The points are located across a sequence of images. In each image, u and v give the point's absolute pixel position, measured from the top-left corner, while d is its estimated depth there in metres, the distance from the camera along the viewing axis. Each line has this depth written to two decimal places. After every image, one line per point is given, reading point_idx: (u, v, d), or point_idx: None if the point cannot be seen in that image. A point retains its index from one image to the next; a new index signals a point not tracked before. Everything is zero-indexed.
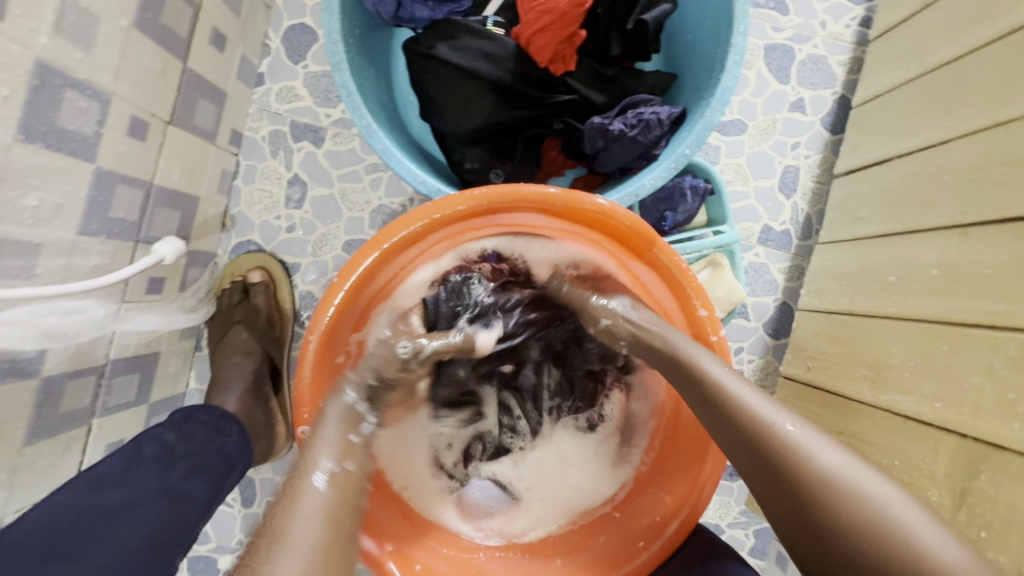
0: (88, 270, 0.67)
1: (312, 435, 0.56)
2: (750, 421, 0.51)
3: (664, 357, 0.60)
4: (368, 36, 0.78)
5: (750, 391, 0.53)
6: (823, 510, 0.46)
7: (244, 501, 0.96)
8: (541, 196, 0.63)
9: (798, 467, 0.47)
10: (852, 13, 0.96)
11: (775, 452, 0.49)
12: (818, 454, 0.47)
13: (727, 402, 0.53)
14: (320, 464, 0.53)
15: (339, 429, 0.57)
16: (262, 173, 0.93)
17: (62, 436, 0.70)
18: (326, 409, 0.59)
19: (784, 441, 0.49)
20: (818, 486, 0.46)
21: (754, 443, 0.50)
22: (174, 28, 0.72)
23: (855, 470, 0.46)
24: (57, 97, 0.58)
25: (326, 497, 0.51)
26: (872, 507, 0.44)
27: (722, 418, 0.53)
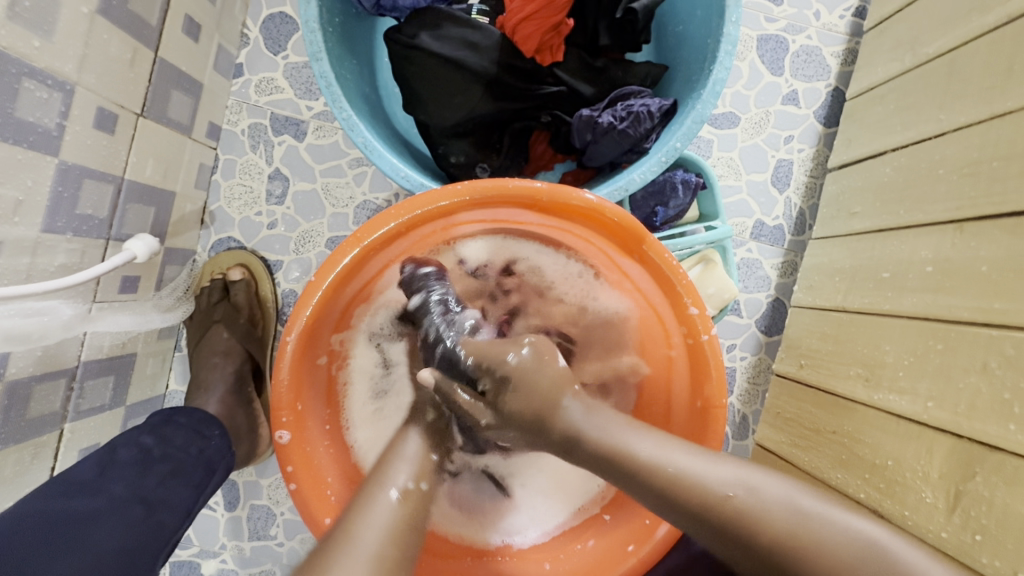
0: (54, 269, 0.65)
1: (392, 453, 0.57)
2: (698, 497, 0.49)
3: (588, 453, 0.52)
4: (349, 25, 0.76)
5: (686, 459, 0.51)
6: (796, 561, 0.45)
7: (227, 504, 0.93)
8: (527, 191, 0.60)
9: (761, 527, 0.47)
10: (846, 3, 0.94)
11: (728, 520, 0.48)
12: (771, 507, 0.47)
13: (673, 486, 0.49)
14: (395, 479, 0.53)
15: (420, 449, 0.58)
16: (242, 167, 0.91)
17: (31, 441, 0.67)
18: (407, 431, 0.60)
19: (736, 505, 0.48)
20: (778, 543, 0.46)
21: (705, 516, 0.48)
22: (143, 16, 0.69)
23: (807, 503, 0.47)
24: (14, 87, 0.55)
25: (395, 511, 0.50)
26: (837, 543, 0.45)
27: (668, 504, 0.50)
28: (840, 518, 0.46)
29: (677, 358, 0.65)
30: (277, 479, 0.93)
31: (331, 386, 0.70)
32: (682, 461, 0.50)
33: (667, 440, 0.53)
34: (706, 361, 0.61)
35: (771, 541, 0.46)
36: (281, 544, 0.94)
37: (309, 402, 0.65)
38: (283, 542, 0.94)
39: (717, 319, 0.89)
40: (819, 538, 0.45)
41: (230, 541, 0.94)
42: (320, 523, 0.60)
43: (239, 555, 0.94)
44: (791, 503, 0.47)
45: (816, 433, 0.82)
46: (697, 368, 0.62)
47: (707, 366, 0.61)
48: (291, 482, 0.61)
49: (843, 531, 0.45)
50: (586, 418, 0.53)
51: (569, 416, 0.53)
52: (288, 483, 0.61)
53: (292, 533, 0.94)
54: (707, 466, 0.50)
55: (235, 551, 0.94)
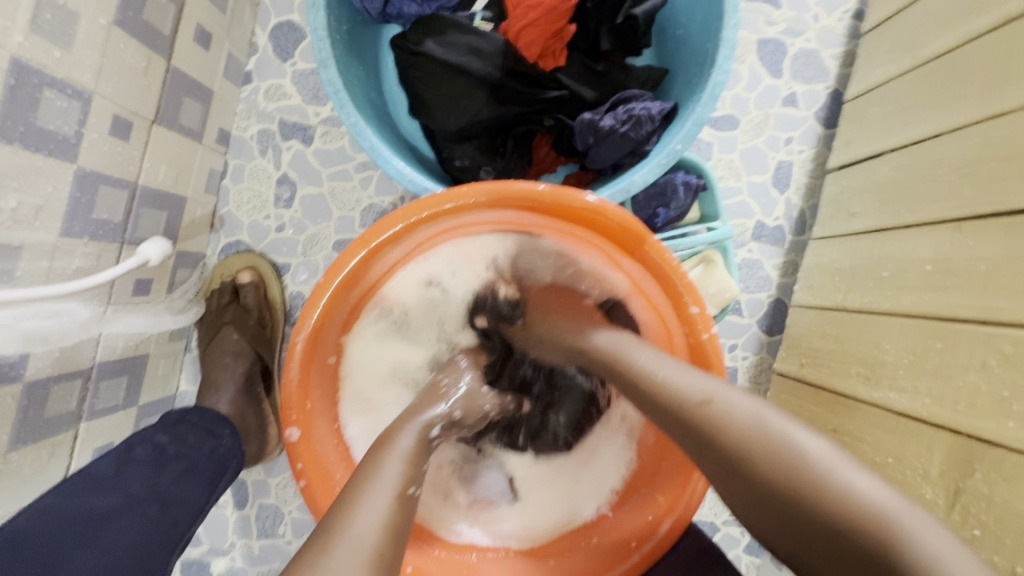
0: (71, 272, 0.67)
1: (388, 445, 0.54)
2: (675, 399, 0.53)
3: (601, 357, 0.62)
4: (356, 32, 0.77)
5: (672, 369, 0.55)
6: (750, 472, 0.47)
7: (236, 503, 0.95)
8: (530, 193, 0.62)
9: (723, 429, 0.49)
10: (845, 6, 0.95)
11: (701, 426, 0.51)
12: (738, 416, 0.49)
13: (658, 389, 0.55)
14: (388, 477, 0.50)
15: (414, 446, 0.55)
16: (251, 172, 0.92)
17: (48, 440, 0.69)
18: (410, 423, 0.58)
19: (706, 409, 0.51)
20: (741, 450, 0.48)
21: (681, 421, 0.52)
22: (157, 26, 0.71)
23: (767, 415, 0.48)
24: (35, 97, 0.57)
25: (391, 514, 0.48)
26: (788, 453, 0.46)
27: (651, 400, 0.55)
28: (794, 434, 0.46)
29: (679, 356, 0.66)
30: (285, 478, 0.95)
31: (340, 385, 0.72)
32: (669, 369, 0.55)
33: (660, 351, 0.59)
34: (709, 361, 0.62)
35: (736, 452, 0.48)
36: (289, 542, 0.95)
37: (318, 401, 0.67)
38: (291, 540, 0.95)
39: (719, 318, 0.90)
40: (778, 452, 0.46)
41: (238, 540, 0.95)
42: None
43: (248, 553, 0.95)
44: (752, 416, 0.48)
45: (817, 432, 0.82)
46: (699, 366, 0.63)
47: (709, 365, 0.62)
48: (301, 479, 0.63)
49: (795, 445, 0.46)
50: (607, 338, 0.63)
51: (588, 338, 0.64)
52: (298, 480, 0.63)
53: (300, 531, 0.95)
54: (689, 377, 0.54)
55: (243, 549, 0.95)
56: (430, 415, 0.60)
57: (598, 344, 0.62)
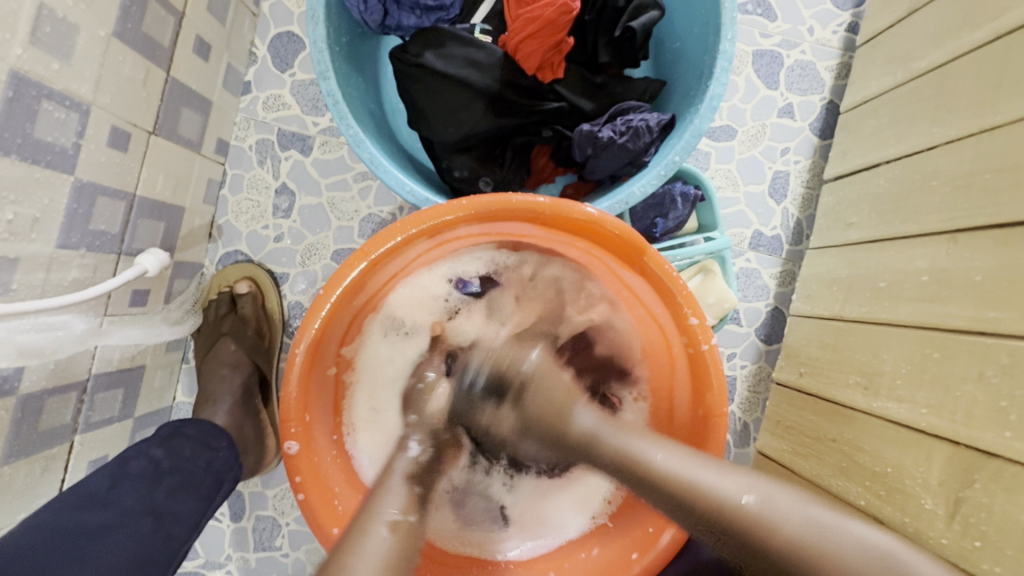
0: (67, 284, 0.66)
1: (381, 487, 0.58)
2: (709, 505, 0.49)
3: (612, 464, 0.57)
4: (355, 44, 0.78)
5: (696, 467, 0.52)
6: (810, 570, 0.44)
7: (233, 515, 0.94)
8: (530, 206, 0.62)
9: (773, 534, 0.46)
10: (839, 19, 0.96)
11: (744, 530, 0.47)
12: (780, 516, 0.46)
13: (686, 493, 0.51)
14: (384, 511, 0.54)
15: (404, 482, 0.59)
16: (249, 182, 0.92)
17: (42, 453, 0.68)
18: (392, 466, 0.62)
19: (748, 512, 0.47)
20: (794, 550, 0.45)
21: (720, 528, 0.48)
22: (156, 37, 0.71)
23: (818, 512, 0.46)
24: (33, 108, 0.56)
25: (387, 544, 0.51)
26: (849, 552, 0.43)
27: (680, 509, 0.51)
28: (851, 531, 0.44)
29: (679, 366, 0.66)
30: (283, 489, 0.94)
31: (339, 396, 0.71)
32: (692, 468, 0.52)
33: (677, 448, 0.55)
34: (707, 369, 0.62)
35: (790, 552, 0.45)
36: (286, 555, 0.94)
37: (317, 413, 0.66)
38: (288, 552, 0.94)
39: (717, 328, 0.90)
40: (835, 548, 0.44)
41: (235, 552, 0.94)
42: (327, 533, 0.61)
43: (244, 567, 0.94)
44: (801, 513, 0.46)
45: (817, 441, 0.82)
46: (699, 377, 0.63)
47: (708, 376, 0.62)
48: (300, 492, 0.62)
49: (855, 542, 0.43)
50: (599, 426, 0.60)
51: (584, 425, 0.60)
52: (297, 494, 0.62)
53: (298, 543, 0.94)
54: (716, 475, 0.51)
55: (240, 562, 0.94)
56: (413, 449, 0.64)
57: (607, 445, 0.58)
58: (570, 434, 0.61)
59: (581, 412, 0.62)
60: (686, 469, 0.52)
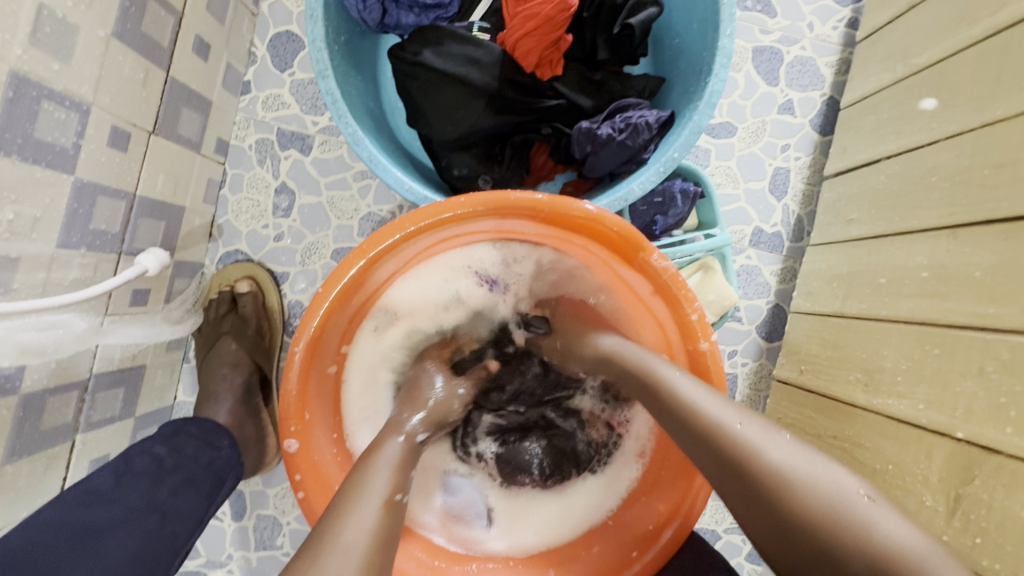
0: (68, 283, 0.66)
1: (372, 456, 0.55)
2: (704, 422, 0.51)
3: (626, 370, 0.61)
4: (354, 43, 0.78)
5: (700, 392, 0.54)
6: (774, 499, 0.45)
7: (234, 514, 0.94)
8: (529, 202, 0.61)
9: (753, 458, 0.47)
10: (839, 15, 0.96)
11: (725, 446, 0.49)
12: (769, 447, 0.47)
13: (682, 407, 0.53)
14: (378, 487, 0.51)
15: (399, 455, 0.56)
16: (249, 182, 0.93)
17: (44, 452, 0.69)
18: (389, 437, 0.58)
19: (737, 436, 0.49)
20: (767, 477, 0.46)
21: (704, 441, 0.51)
22: (156, 38, 0.71)
23: (811, 459, 0.46)
24: (34, 109, 0.57)
25: (379, 521, 0.48)
26: (825, 491, 0.44)
27: (679, 422, 0.53)
28: (834, 477, 0.45)
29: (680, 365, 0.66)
30: (284, 488, 0.94)
31: (339, 395, 0.72)
32: (696, 391, 0.54)
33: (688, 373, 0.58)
34: (707, 368, 0.62)
35: (763, 476, 0.46)
36: (288, 554, 0.94)
37: (317, 412, 0.66)
38: (289, 551, 0.94)
39: (718, 325, 0.90)
40: (809, 484, 0.44)
41: (236, 551, 0.94)
42: None
43: (246, 566, 0.94)
44: (789, 452, 0.47)
45: (818, 438, 0.82)
46: (699, 375, 0.63)
47: (708, 373, 0.61)
48: (300, 491, 0.62)
49: (832, 482, 0.44)
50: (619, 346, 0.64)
51: (600, 343, 0.66)
52: (297, 492, 0.62)
53: (299, 542, 0.94)
54: (716, 403, 0.52)
55: (241, 561, 0.94)
56: (412, 424, 0.62)
57: (625, 355, 0.62)
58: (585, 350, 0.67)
59: (603, 336, 0.67)
60: (691, 390, 0.54)
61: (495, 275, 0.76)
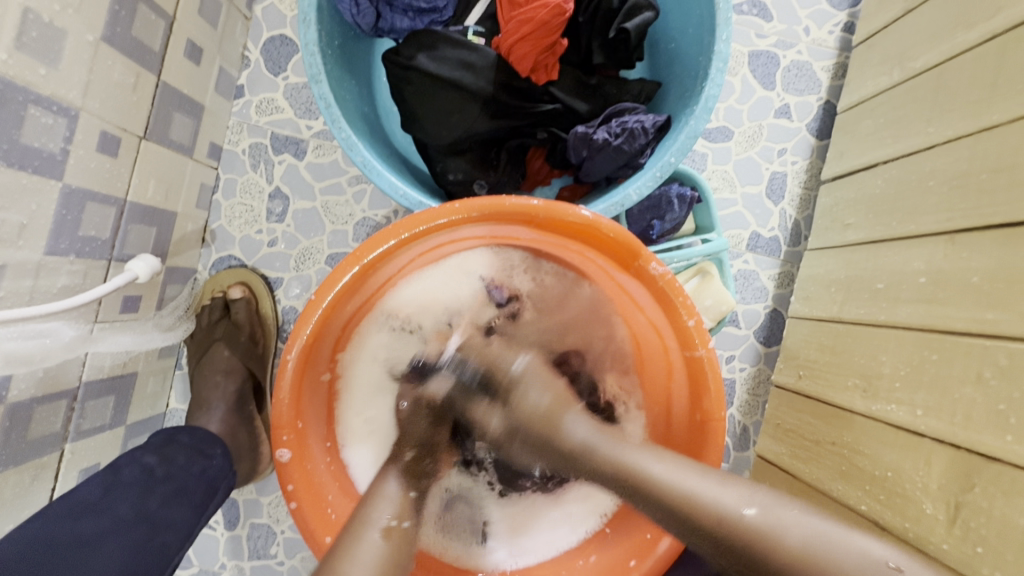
0: (56, 291, 0.65)
1: (373, 491, 0.58)
2: (706, 518, 0.46)
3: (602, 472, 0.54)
4: (348, 47, 0.77)
5: (694, 480, 0.49)
6: None
7: (227, 523, 0.93)
8: (523, 208, 0.61)
9: (778, 552, 0.43)
10: (835, 19, 0.96)
11: (743, 543, 0.44)
12: (787, 532, 0.43)
13: (680, 506, 0.48)
14: (377, 518, 0.54)
15: (399, 487, 0.59)
16: (242, 187, 0.92)
17: (32, 462, 0.68)
18: (386, 472, 0.61)
19: (749, 525, 0.45)
20: (800, 568, 0.42)
21: (720, 543, 0.45)
22: (146, 42, 0.70)
23: (829, 529, 0.43)
24: (20, 114, 0.56)
25: (381, 551, 0.51)
26: (855, 565, 0.41)
27: (682, 522, 0.48)
28: (858, 545, 0.42)
29: (676, 371, 0.65)
30: (278, 497, 0.93)
31: (332, 402, 0.71)
32: (690, 481, 0.49)
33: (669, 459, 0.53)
34: (705, 376, 0.61)
35: (793, 569, 0.42)
36: (282, 563, 0.93)
37: (309, 420, 0.65)
38: (283, 560, 0.93)
39: (716, 331, 0.89)
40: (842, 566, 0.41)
41: (230, 561, 0.93)
42: (320, 541, 0.61)
43: None
44: (805, 524, 0.44)
45: (817, 444, 0.81)
46: (696, 382, 0.62)
47: (705, 380, 0.61)
48: (292, 501, 0.61)
49: (862, 554, 0.41)
50: (595, 437, 0.57)
51: (572, 434, 0.57)
52: (289, 502, 0.61)
53: (293, 551, 0.93)
54: (716, 488, 0.48)
55: (235, 571, 0.93)
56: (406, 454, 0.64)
57: (602, 453, 0.55)
58: (556, 444, 0.58)
59: (572, 420, 0.59)
60: (684, 480, 0.50)
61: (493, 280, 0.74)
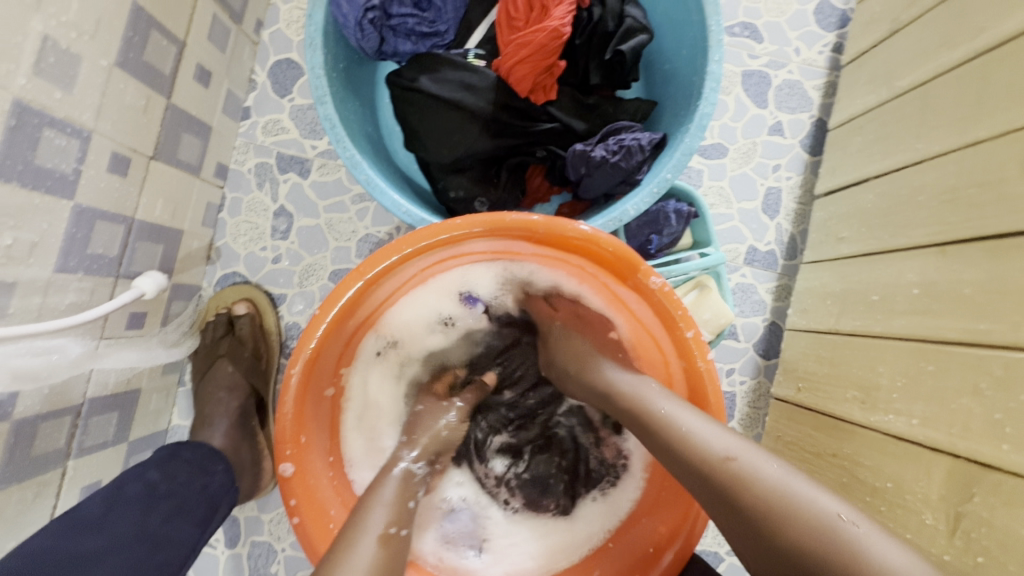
0: (64, 307, 0.66)
1: (370, 496, 0.57)
2: (696, 452, 0.50)
3: (621, 404, 0.59)
4: (352, 69, 0.80)
5: (695, 421, 0.53)
6: (773, 532, 0.44)
7: (228, 541, 0.92)
8: (524, 224, 0.62)
9: (750, 491, 0.46)
10: (824, 40, 0.99)
11: (721, 477, 0.48)
12: (766, 476, 0.47)
13: (677, 439, 0.52)
14: (374, 523, 0.53)
15: (398, 494, 0.58)
16: (248, 205, 0.93)
17: (36, 479, 0.68)
18: (386, 475, 0.60)
19: (729, 470, 0.48)
20: (763, 510, 0.45)
21: (703, 473, 0.49)
22: (158, 66, 0.72)
23: (804, 484, 0.46)
24: (35, 136, 0.58)
25: (375, 558, 0.50)
26: (818, 519, 0.43)
27: (673, 453, 0.52)
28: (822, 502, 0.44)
29: (677, 385, 0.66)
30: (279, 514, 0.93)
31: (335, 418, 0.71)
32: (692, 421, 0.53)
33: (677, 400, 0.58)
34: (704, 387, 0.62)
35: (758, 508, 0.45)
36: None
37: (313, 435, 0.66)
38: None
39: (715, 344, 0.90)
40: (805, 516, 0.43)
41: None
42: (322, 557, 0.61)
43: None
44: (783, 478, 0.46)
45: (818, 456, 0.82)
46: (697, 394, 0.63)
47: (706, 393, 0.61)
48: (295, 516, 0.61)
49: (821, 509, 0.43)
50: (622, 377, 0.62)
51: (597, 369, 0.64)
52: (292, 518, 0.61)
53: (294, 570, 0.92)
54: (711, 432, 0.52)
55: None
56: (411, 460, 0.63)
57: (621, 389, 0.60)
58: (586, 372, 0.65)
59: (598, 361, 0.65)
60: (687, 420, 0.53)
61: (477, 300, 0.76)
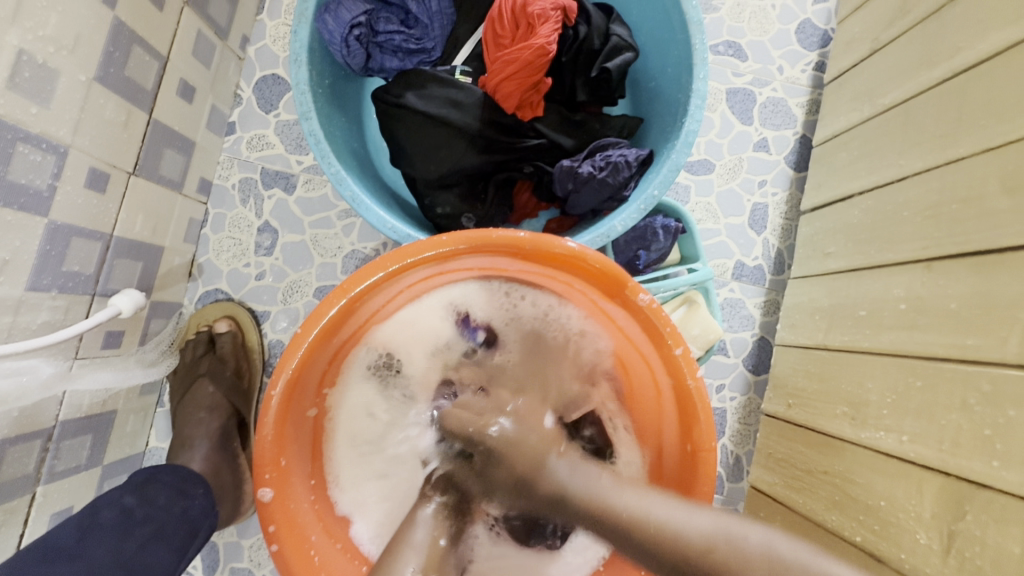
0: (36, 327, 0.64)
1: (402, 540, 0.62)
2: (675, 546, 0.49)
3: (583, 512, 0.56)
4: (338, 85, 0.79)
5: (664, 509, 0.52)
6: None
7: (206, 568, 0.89)
8: (511, 241, 0.61)
9: (738, 568, 0.45)
10: (807, 59, 1.00)
11: (707, 563, 0.47)
12: (749, 546, 0.46)
13: (653, 539, 0.50)
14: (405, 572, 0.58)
15: (428, 535, 0.62)
16: (231, 221, 0.92)
17: (1, 507, 0.65)
18: (416, 515, 0.65)
19: (711, 552, 0.47)
20: None
21: (691, 567, 0.47)
22: (140, 81, 0.71)
23: (786, 542, 0.46)
24: (8, 151, 0.56)
25: None
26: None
27: (654, 554, 0.50)
28: (807, 558, 0.44)
29: (667, 402, 0.65)
30: (260, 539, 0.89)
31: (318, 439, 0.69)
32: (661, 510, 0.52)
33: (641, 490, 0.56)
34: (693, 406, 0.60)
35: None
36: None
37: (294, 458, 0.64)
38: None
39: (705, 360, 0.89)
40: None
41: None
42: None
43: None
44: (766, 544, 0.46)
45: (808, 474, 0.81)
46: (687, 412, 0.61)
47: (696, 411, 0.60)
48: (273, 543, 0.59)
49: (808, 569, 0.44)
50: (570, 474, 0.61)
51: (553, 473, 0.61)
52: (270, 544, 0.59)
53: None
54: (685, 515, 0.51)
55: None
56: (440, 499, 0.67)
57: (576, 492, 0.58)
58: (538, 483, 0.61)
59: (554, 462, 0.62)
60: (655, 511, 0.52)
61: (476, 320, 0.74)
